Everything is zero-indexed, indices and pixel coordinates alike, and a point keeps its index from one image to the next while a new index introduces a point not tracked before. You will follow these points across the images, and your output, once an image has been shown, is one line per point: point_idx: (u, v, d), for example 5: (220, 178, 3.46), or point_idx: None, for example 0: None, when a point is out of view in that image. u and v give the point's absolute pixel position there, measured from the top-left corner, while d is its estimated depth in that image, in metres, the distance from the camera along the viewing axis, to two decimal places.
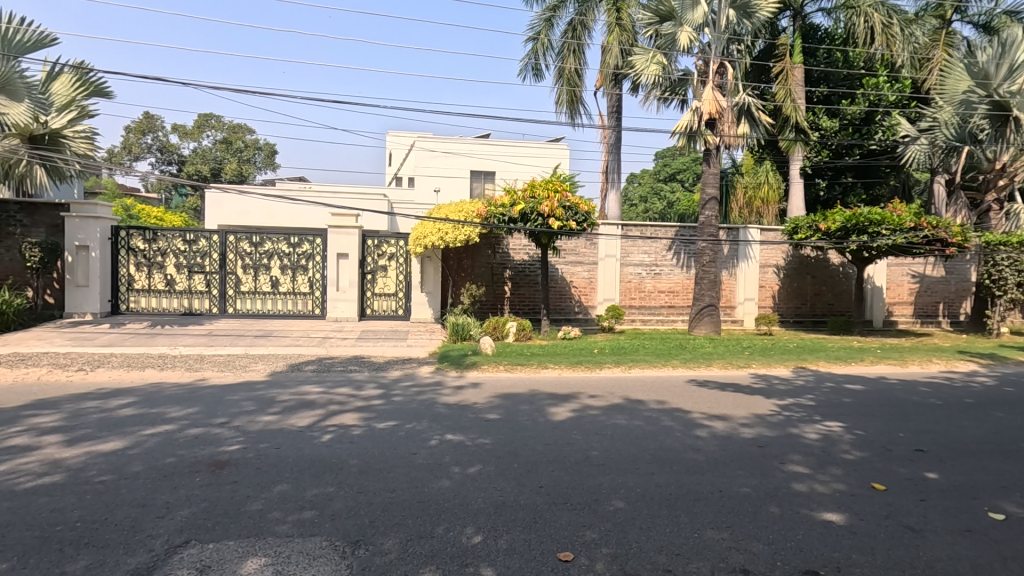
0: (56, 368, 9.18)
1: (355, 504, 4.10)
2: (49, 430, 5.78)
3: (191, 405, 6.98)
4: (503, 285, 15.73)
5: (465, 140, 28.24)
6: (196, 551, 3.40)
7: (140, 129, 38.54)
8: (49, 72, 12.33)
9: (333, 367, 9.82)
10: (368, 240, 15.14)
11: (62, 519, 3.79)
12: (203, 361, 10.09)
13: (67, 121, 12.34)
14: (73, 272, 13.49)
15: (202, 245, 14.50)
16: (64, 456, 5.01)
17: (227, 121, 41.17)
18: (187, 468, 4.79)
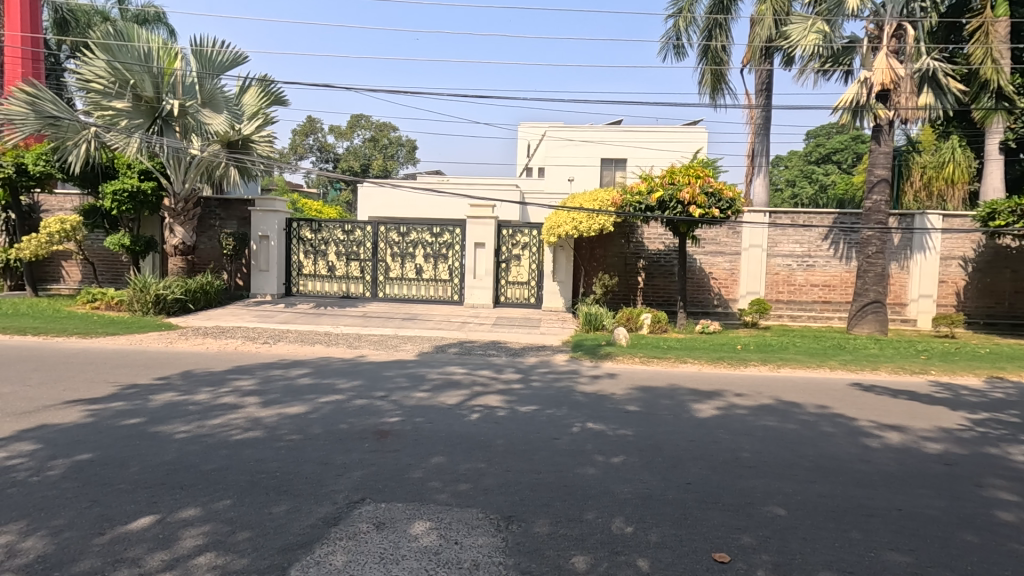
0: (248, 340, 10.81)
1: (505, 481, 4.32)
2: (249, 393, 6.85)
3: (355, 378, 7.83)
4: (636, 276, 15.40)
5: (597, 127, 27.94)
6: (372, 508, 3.83)
7: (304, 132, 43.47)
8: (242, 87, 14.42)
9: (473, 350, 10.36)
10: (503, 230, 15.68)
11: (265, 468, 4.48)
12: (361, 340, 11.22)
13: (255, 128, 14.25)
14: (257, 258, 15.71)
15: (358, 235, 16.00)
16: (262, 415, 5.92)
17: (375, 121, 44.80)
18: (357, 434, 5.39)
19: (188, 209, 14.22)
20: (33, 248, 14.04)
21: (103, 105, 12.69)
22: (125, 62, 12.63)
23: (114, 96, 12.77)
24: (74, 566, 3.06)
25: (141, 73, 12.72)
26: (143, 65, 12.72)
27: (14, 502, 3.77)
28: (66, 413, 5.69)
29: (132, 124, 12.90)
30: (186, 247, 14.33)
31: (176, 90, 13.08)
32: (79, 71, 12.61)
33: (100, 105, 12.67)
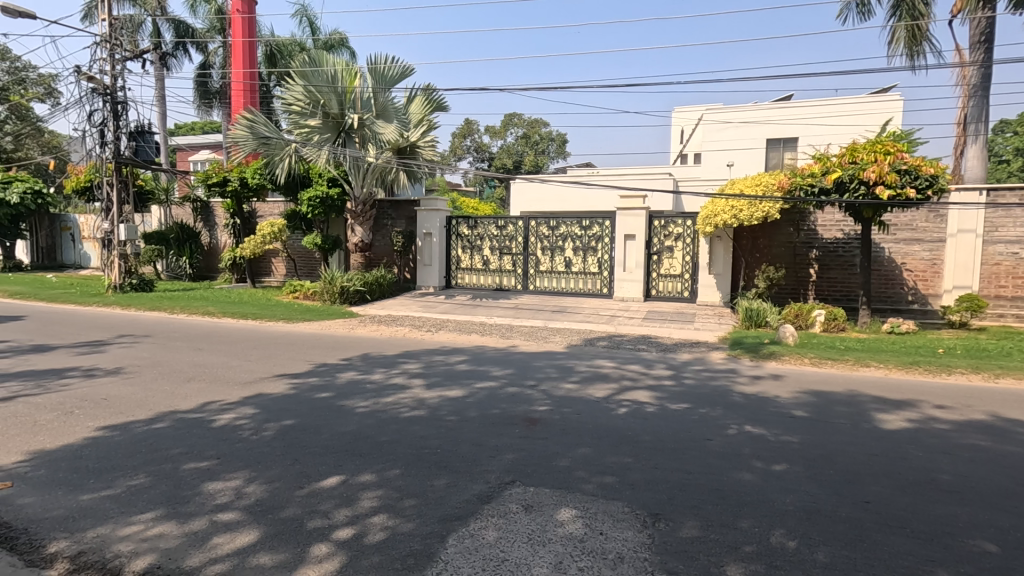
0: (415, 328, 11.93)
1: (653, 478, 4.24)
2: (415, 375, 7.58)
3: (508, 367, 8.22)
4: (807, 268, 13.86)
5: (761, 105, 25.62)
6: (521, 491, 4.02)
7: (462, 134, 46.31)
8: (409, 97, 15.80)
9: (622, 344, 10.23)
10: (655, 221, 15.19)
11: (428, 444, 4.95)
12: (513, 331, 11.72)
13: (421, 134, 15.43)
14: (421, 254, 17.16)
15: (510, 230, 16.65)
16: (426, 396, 6.52)
17: (527, 118, 46.02)
18: (509, 420, 5.68)
19: (365, 211, 16.05)
20: (252, 247, 16.98)
21: (301, 123, 14.87)
22: (317, 85, 14.60)
23: (309, 115, 14.88)
24: (282, 511, 3.70)
25: (329, 93, 14.62)
26: (331, 85, 14.59)
27: (241, 454, 4.65)
28: (276, 384, 6.84)
29: (322, 138, 14.93)
30: (364, 244, 16.24)
31: (356, 104, 14.91)
32: (283, 96, 14.81)
33: (298, 124, 14.86)
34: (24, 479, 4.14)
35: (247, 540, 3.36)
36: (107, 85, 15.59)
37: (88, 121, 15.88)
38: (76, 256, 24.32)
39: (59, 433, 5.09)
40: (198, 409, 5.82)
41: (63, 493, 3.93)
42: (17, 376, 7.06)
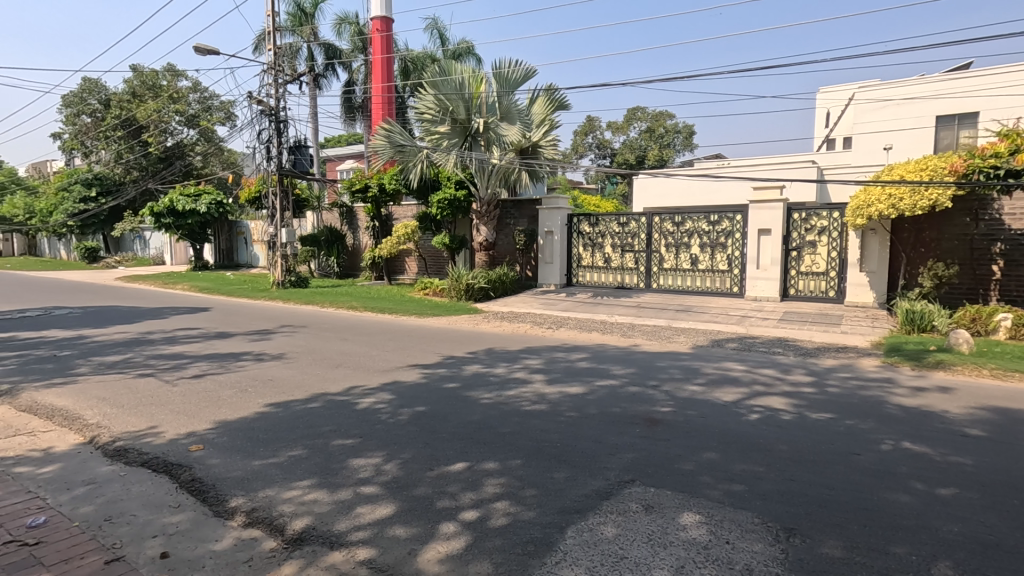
0: (536, 325, 12.17)
1: (787, 490, 3.93)
2: (536, 370, 7.74)
3: (629, 366, 8.08)
4: (989, 265, 11.60)
5: (927, 78, 22.39)
6: (641, 490, 3.95)
7: (584, 131, 46.06)
8: (532, 98, 16.07)
9: (754, 346, 9.55)
10: (794, 214, 13.98)
11: (549, 438, 5.04)
12: (635, 330, 11.47)
13: (542, 133, 15.76)
14: (543, 252, 17.45)
15: (632, 227, 16.29)
16: (546, 391, 6.64)
17: (651, 111, 44.45)
18: (630, 419, 5.59)
19: (489, 211, 16.68)
20: (389, 247, 18.45)
21: (432, 130, 15.83)
22: (447, 93, 15.42)
23: (439, 122, 15.79)
24: (414, 489, 4.01)
25: (457, 100, 15.38)
26: (459, 93, 15.33)
27: (380, 435, 5.11)
28: (409, 373, 7.40)
29: (451, 143, 15.75)
30: (488, 243, 16.89)
31: (481, 109, 15.56)
32: (416, 105, 15.87)
33: (430, 131, 15.83)
34: (212, 444, 4.94)
35: (385, 512, 3.70)
36: (273, 107, 17.85)
37: (258, 140, 18.32)
38: (248, 257, 28.19)
39: (237, 407, 5.98)
40: (344, 392, 6.50)
41: (241, 457, 4.62)
42: (206, 357, 8.40)
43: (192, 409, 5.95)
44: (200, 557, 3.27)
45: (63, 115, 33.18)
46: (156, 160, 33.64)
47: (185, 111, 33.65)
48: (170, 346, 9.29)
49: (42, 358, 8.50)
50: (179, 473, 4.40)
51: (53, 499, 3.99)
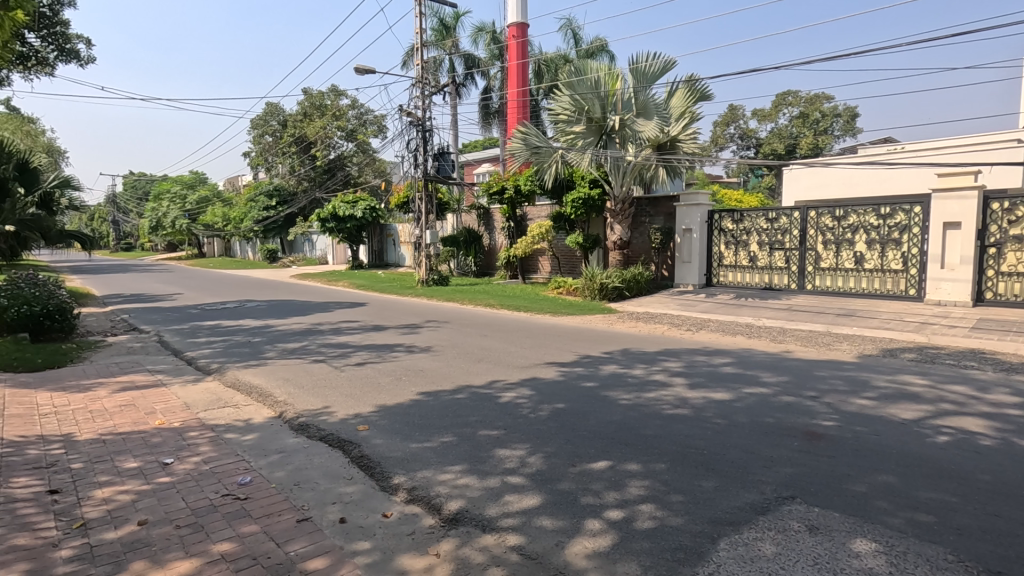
0: (674, 326, 11.71)
1: (990, 526, 3.37)
2: (677, 374, 7.46)
3: (781, 373, 7.44)
4: None
5: None
6: (803, 509, 3.64)
7: (725, 122, 43.24)
8: (671, 91, 15.55)
9: (938, 358, 8.27)
10: (991, 204, 11.88)
11: (694, 444, 4.84)
12: (787, 335, 10.53)
13: (682, 127, 15.22)
14: (681, 251, 16.63)
15: (784, 223, 15.09)
16: (689, 396, 6.37)
17: (805, 95, 40.35)
18: (786, 431, 5.16)
19: (624, 210, 16.30)
20: (524, 246, 18.94)
21: (567, 130, 15.92)
22: (582, 93, 15.41)
23: (574, 122, 15.84)
24: (559, 484, 4.10)
25: (593, 98, 15.29)
26: (595, 91, 15.26)
27: (523, 428, 5.30)
28: (548, 370, 7.56)
29: (586, 142, 15.71)
30: (622, 242, 16.55)
31: (617, 106, 15.34)
32: (552, 107, 16.06)
33: (565, 131, 15.96)
34: (375, 425, 5.48)
35: (531, 503, 3.83)
36: (420, 118, 19.24)
37: (407, 148, 19.88)
38: (396, 257, 30.74)
39: (394, 393, 6.57)
40: (488, 385, 6.83)
41: (400, 439, 5.08)
42: (366, 348, 9.33)
43: (357, 393, 6.66)
44: (370, 525, 3.66)
45: (252, 136, 38.83)
46: (322, 171, 37.98)
47: (346, 126, 37.66)
48: (337, 336, 10.47)
49: (240, 342, 10.05)
50: (349, 448, 4.95)
51: (255, 462, 4.71)
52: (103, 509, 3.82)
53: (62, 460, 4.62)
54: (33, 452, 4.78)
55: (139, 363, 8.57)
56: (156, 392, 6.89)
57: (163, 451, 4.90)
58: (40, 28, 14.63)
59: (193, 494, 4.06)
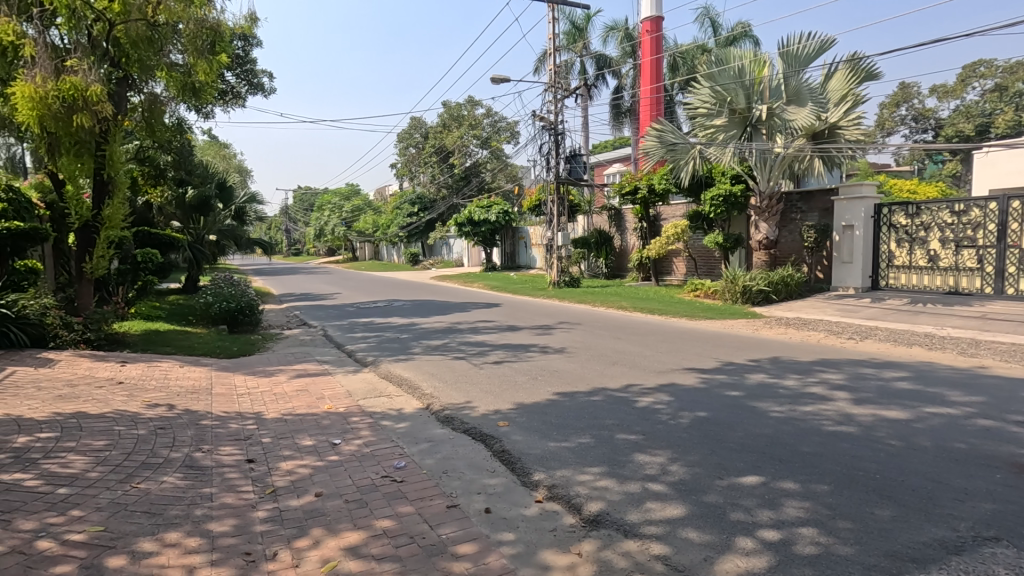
0: (832, 334, 10.54)
1: None
2: (838, 387, 6.71)
3: (975, 392, 6.35)
4: None
5: None
6: (1012, 554, 3.07)
7: (895, 103, 38.01)
8: (828, 74, 14.12)
9: None
10: None
11: (864, 467, 4.32)
12: (980, 347, 8.95)
13: (843, 112, 13.72)
14: (839, 250, 14.93)
15: (975, 216, 12.94)
16: (855, 412, 5.69)
17: (1002, 63, 34.03)
18: (984, 460, 4.39)
19: (771, 206, 15.11)
20: (658, 247, 18.29)
21: (706, 125, 15.10)
22: (724, 84, 14.52)
23: (715, 115, 14.94)
24: (705, 496, 3.90)
25: (737, 89, 14.35)
26: (738, 81, 14.30)
27: (663, 435, 5.13)
28: (688, 377, 7.23)
29: (728, 135, 14.81)
30: (768, 241, 15.31)
31: (764, 94, 14.27)
32: (691, 101, 15.31)
33: (705, 126, 15.13)
34: (514, 422, 5.67)
35: (675, 513, 3.70)
36: (552, 121, 19.52)
37: (539, 153, 20.29)
38: (528, 258, 31.50)
39: (531, 392, 6.73)
40: (624, 389, 6.71)
41: (539, 437, 5.19)
42: (502, 347, 9.67)
43: (496, 390, 6.93)
44: (514, 517, 3.79)
45: (398, 149, 42.29)
46: (459, 179, 40.15)
47: (481, 134, 39.56)
48: (475, 335, 10.99)
49: (390, 338, 10.99)
50: (491, 442, 5.17)
51: (408, 448, 5.12)
52: (287, 479, 4.41)
53: (256, 435, 5.41)
54: (234, 425, 5.66)
55: (309, 354, 9.75)
56: (324, 380, 7.78)
57: (332, 432, 5.53)
58: (236, 67, 17.28)
59: (358, 473, 4.52)
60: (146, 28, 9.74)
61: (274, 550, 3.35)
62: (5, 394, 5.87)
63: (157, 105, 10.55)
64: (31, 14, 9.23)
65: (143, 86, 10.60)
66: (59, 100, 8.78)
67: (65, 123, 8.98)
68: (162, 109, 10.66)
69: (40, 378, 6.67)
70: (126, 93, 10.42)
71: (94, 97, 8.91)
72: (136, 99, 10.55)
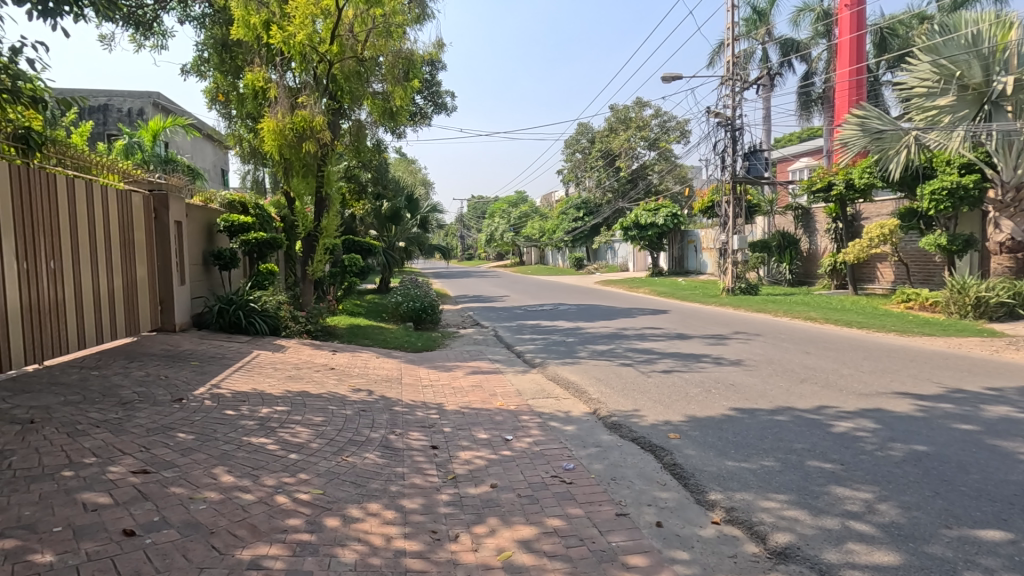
0: None
1: None
2: None
3: None
4: None
5: None
6: None
7: None
8: None
9: None
10: None
11: None
12: None
13: None
14: None
15: None
16: None
17: None
18: None
19: (1021, 199, 12.31)
20: (857, 251, 15.95)
21: (926, 106, 12.84)
22: (951, 56, 12.18)
23: (939, 93, 12.64)
24: (928, 546, 3.29)
25: (971, 59, 11.94)
26: (972, 50, 11.88)
27: (868, 467, 4.45)
28: (899, 402, 6.17)
29: (957, 116, 12.42)
30: (1016, 243, 12.43)
31: (1010, 63, 11.72)
32: (905, 80, 13.18)
33: (923, 108, 12.90)
34: (687, 435, 5.39)
35: (886, 560, 3.18)
36: (729, 117, 18.24)
37: (714, 151, 19.08)
38: (699, 264, 29.78)
39: (705, 405, 6.34)
40: (815, 411, 5.97)
41: (715, 455, 4.86)
42: (671, 356, 9.26)
43: (666, 400, 6.67)
44: (688, 536, 3.60)
45: (565, 155, 43.08)
46: (625, 182, 39.45)
47: (648, 135, 38.53)
48: (641, 342, 10.69)
49: (557, 341, 11.21)
50: (661, 454, 4.98)
51: (576, 451, 5.17)
52: (466, 468, 4.75)
53: (438, 424, 5.92)
54: (420, 414, 6.27)
55: (482, 352, 10.39)
56: (496, 378, 8.23)
57: (505, 428, 5.81)
58: (425, 89, 19.18)
59: (530, 470, 4.69)
60: (356, 64, 11.33)
61: (456, 532, 3.63)
62: (254, 372, 7.27)
63: (362, 130, 12.16)
64: (274, 62, 11.28)
65: (352, 113, 12.28)
66: (292, 132, 10.62)
67: (297, 150, 10.82)
68: (366, 133, 12.27)
69: (276, 361, 8.11)
70: (340, 121, 12.14)
71: (317, 127, 10.64)
72: (347, 126, 12.24)
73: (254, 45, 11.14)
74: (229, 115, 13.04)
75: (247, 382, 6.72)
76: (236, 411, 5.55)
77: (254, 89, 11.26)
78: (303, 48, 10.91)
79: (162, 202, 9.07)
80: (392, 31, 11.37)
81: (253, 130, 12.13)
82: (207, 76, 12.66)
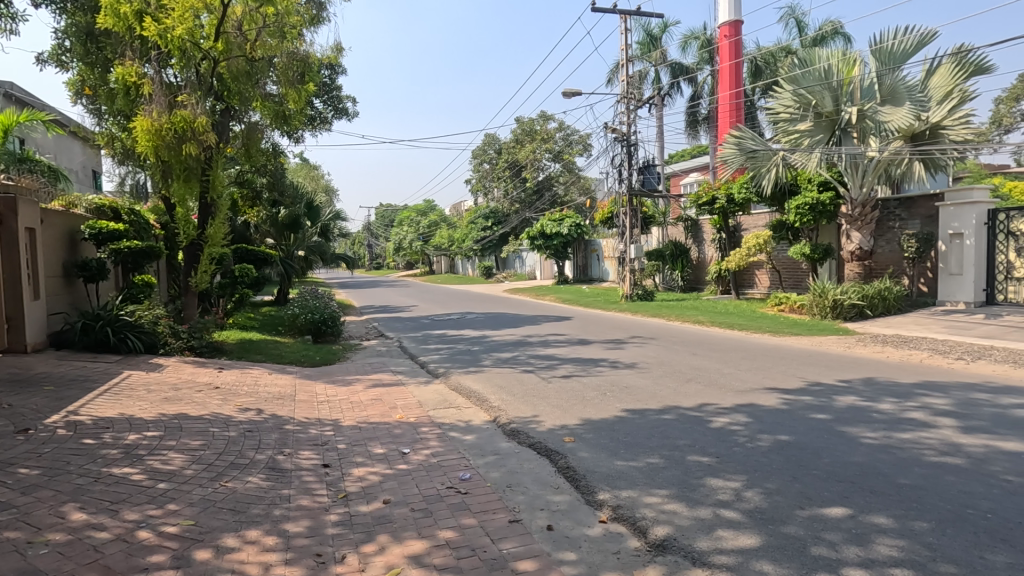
0: (937, 353, 9.51)
1: None
2: (943, 413, 6.04)
3: None
4: None
5: None
6: None
7: None
8: (929, 69, 13.18)
9: None
10: None
11: (974, 505, 3.86)
12: None
13: (947, 111, 12.91)
14: (946, 261, 13.54)
15: None
16: (963, 442, 5.10)
17: None
18: None
19: (865, 214, 14.11)
20: (738, 259, 17.38)
21: (790, 130, 14.40)
22: (807, 87, 13.78)
23: (799, 119, 14.25)
24: (784, 526, 3.65)
25: (823, 91, 13.58)
26: (824, 82, 13.52)
27: (740, 458, 4.85)
28: (768, 397, 6.81)
29: (814, 140, 14.01)
30: (863, 252, 14.18)
31: (854, 95, 13.45)
32: (772, 106, 14.64)
33: (787, 131, 14.44)
34: (581, 438, 5.58)
35: (748, 543, 3.48)
36: (625, 133, 19.28)
37: (612, 164, 20.03)
38: (601, 272, 31.13)
39: (600, 408, 6.60)
40: (698, 408, 6.42)
41: (606, 455, 5.07)
42: (572, 361, 9.56)
43: (565, 405, 6.87)
44: (577, 537, 3.72)
45: (473, 165, 43.35)
46: (532, 193, 40.43)
47: (553, 148, 39.77)
48: (544, 348, 10.94)
49: (462, 350, 11.19)
50: (555, 458, 5.12)
51: (474, 461, 5.17)
52: (358, 485, 4.59)
53: (332, 441, 5.68)
54: (314, 432, 5.98)
55: (385, 364, 10.13)
56: (398, 390, 8.05)
57: (403, 441, 5.69)
58: (323, 94, 18.54)
59: (425, 482, 4.63)
60: (245, 63, 10.72)
61: (343, 553, 3.49)
62: (121, 395, 6.57)
63: (253, 134, 11.49)
64: (150, 56, 10.36)
65: (243, 115, 11.57)
66: (171, 132, 9.79)
67: (176, 152, 9.98)
68: (258, 136, 11.55)
69: (150, 381, 7.39)
70: (228, 123, 11.39)
71: (200, 127, 9.88)
72: (237, 128, 11.49)
73: (126, 36, 10.15)
74: (98, 111, 11.80)
75: (113, 406, 6.05)
76: (97, 439, 4.98)
77: (126, 85, 10.27)
78: (183, 43, 10.10)
79: (9, 206, 8.00)
80: (286, 32, 10.86)
81: (126, 129, 11.07)
82: (70, 67, 11.38)
